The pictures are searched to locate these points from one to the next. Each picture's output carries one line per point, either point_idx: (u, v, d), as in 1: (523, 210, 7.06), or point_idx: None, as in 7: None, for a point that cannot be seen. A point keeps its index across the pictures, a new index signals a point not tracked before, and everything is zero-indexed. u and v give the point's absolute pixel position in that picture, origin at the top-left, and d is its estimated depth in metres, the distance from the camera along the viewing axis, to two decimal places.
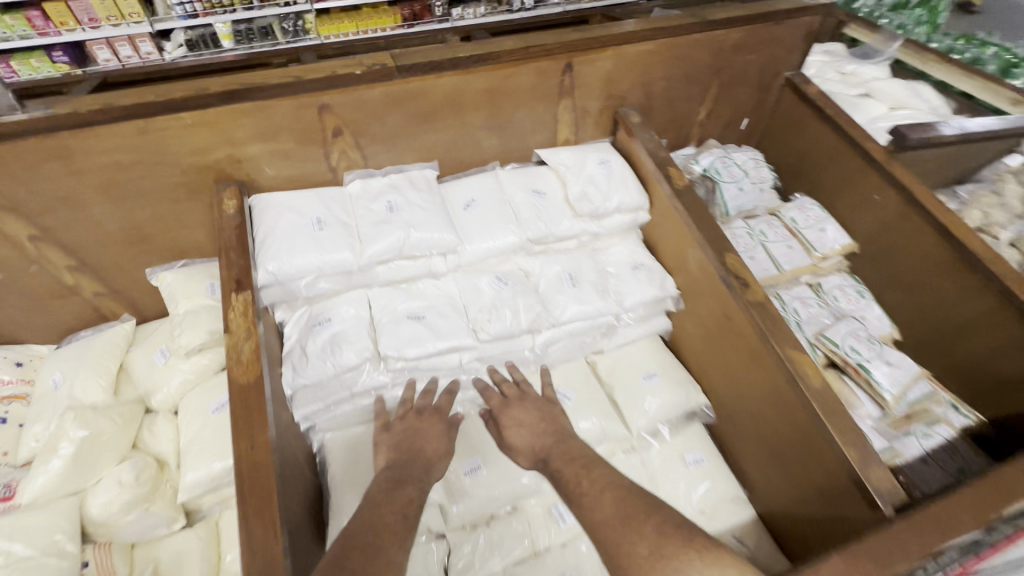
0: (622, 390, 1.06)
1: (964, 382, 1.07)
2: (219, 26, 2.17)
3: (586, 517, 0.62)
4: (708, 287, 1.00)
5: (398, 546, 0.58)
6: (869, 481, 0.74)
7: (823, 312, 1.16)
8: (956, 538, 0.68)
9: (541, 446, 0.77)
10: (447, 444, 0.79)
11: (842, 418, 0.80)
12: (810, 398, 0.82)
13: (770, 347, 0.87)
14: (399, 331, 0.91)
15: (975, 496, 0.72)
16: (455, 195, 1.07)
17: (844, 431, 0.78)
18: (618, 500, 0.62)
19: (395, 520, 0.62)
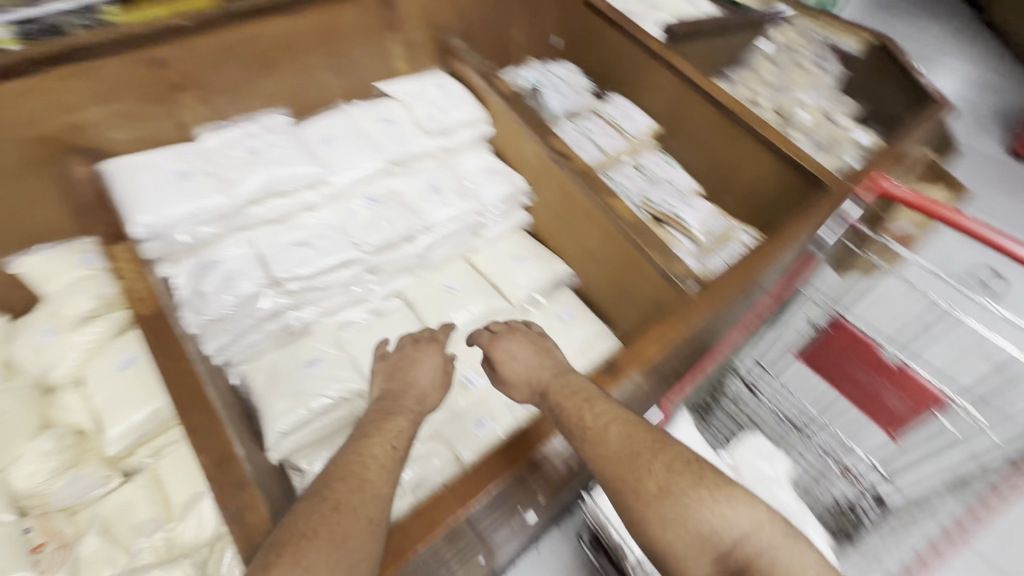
0: (500, 274, 1.26)
1: (745, 210, 1.41)
2: None
3: (593, 449, 0.77)
4: (543, 171, 1.23)
5: (383, 476, 0.72)
6: (673, 272, 1.03)
7: (643, 181, 1.44)
8: (727, 292, 1.00)
9: (537, 377, 0.90)
10: (442, 386, 0.91)
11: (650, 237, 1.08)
12: (625, 227, 1.08)
13: (596, 201, 1.12)
14: (288, 256, 1.03)
15: (738, 267, 1.06)
16: (312, 133, 1.17)
17: (652, 246, 1.06)
18: (625, 436, 0.77)
19: (383, 451, 0.75)
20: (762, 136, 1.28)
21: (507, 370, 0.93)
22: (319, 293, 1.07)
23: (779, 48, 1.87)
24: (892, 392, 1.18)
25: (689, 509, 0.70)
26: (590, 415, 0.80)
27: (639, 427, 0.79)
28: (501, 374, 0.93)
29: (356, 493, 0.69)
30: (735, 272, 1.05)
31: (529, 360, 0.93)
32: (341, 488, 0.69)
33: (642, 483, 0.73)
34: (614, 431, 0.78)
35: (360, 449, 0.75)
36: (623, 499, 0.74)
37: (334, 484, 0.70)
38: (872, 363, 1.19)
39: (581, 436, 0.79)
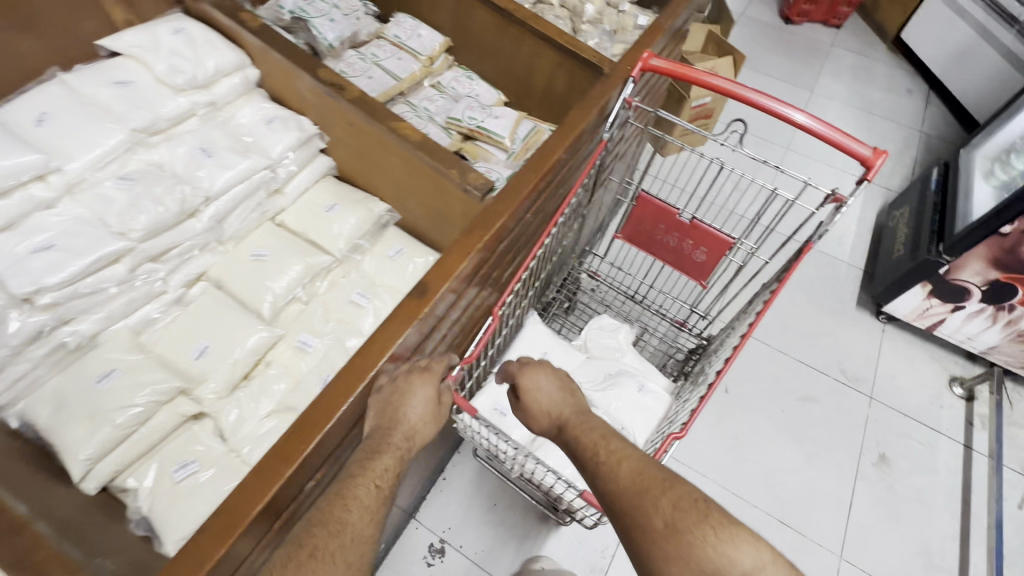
0: (314, 229, 1.20)
1: (548, 111, 1.48)
2: None
3: (603, 484, 0.78)
4: (325, 108, 1.14)
5: (364, 520, 0.73)
6: (467, 184, 1.04)
7: (447, 101, 1.43)
8: (518, 194, 1.06)
9: (559, 412, 0.96)
10: (432, 419, 0.91)
11: (441, 154, 1.07)
12: (416, 149, 1.06)
13: (381, 129, 1.08)
14: (29, 265, 0.87)
15: (530, 166, 1.12)
16: (19, 115, 0.97)
17: (444, 161, 1.06)
18: (635, 468, 0.78)
19: (368, 492, 0.75)
20: (540, 32, 1.32)
21: (533, 400, 0.99)
22: (90, 299, 0.94)
23: None
24: (694, 247, 1.34)
25: (693, 548, 0.68)
26: (604, 458, 0.82)
27: (652, 465, 0.79)
28: (525, 404, 1.00)
29: (349, 536, 0.71)
30: (530, 171, 1.10)
31: (549, 396, 0.99)
32: (317, 535, 0.69)
33: (649, 517, 0.71)
34: (627, 464, 0.79)
35: (347, 492, 0.75)
36: (634, 541, 0.71)
37: (315, 530, 0.70)
38: (674, 226, 1.33)
39: (594, 474, 0.81)
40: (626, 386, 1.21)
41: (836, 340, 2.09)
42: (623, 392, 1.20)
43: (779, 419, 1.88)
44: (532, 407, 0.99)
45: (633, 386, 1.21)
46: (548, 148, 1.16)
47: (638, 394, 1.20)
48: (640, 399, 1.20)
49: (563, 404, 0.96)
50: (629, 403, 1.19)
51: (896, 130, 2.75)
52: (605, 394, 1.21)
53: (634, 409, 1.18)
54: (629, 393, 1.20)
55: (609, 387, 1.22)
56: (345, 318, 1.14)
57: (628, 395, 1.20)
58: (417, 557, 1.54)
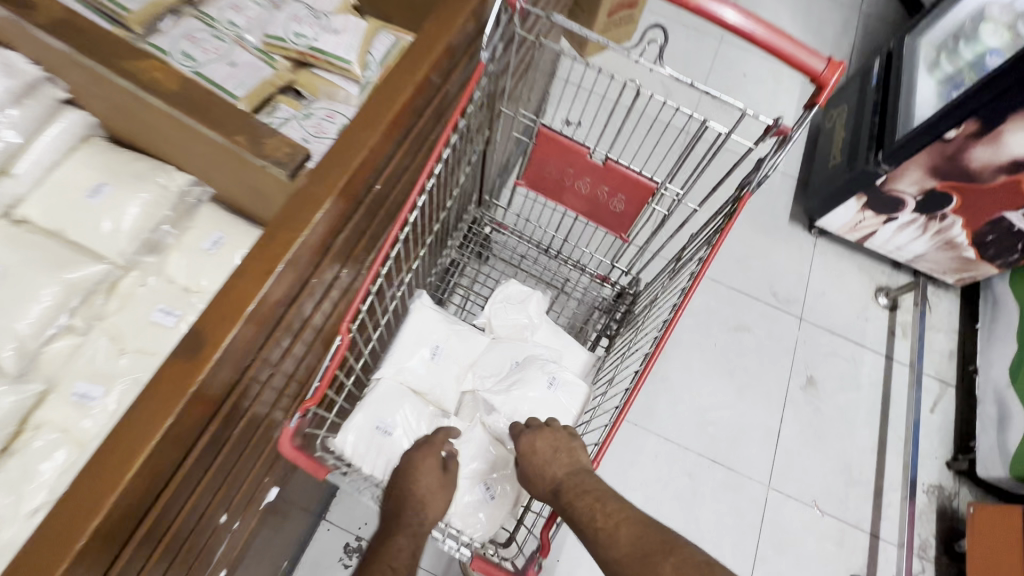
0: (76, 226, 0.84)
1: (412, 16, 1.10)
2: None
3: (606, 552, 0.75)
4: (32, 45, 0.75)
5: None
6: (263, 154, 0.69)
7: (265, 10, 1.02)
8: (350, 162, 0.72)
9: (550, 475, 0.86)
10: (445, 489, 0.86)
11: (217, 110, 0.72)
12: (175, 105, 0.71)
13: (117, 74, 0.72)
14: None
15: (366, 114, 0.76)
16: None
17: (218, 122, 0.71)
18: (635, 535, 0.75)
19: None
20: None
21: (540, 467, 0.87)
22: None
23: None
24: (609, 194, 1.08)
25: None
26: (603, 527, 0.77)
27: (649, 527, 0.77)
28: (530, 470, 0.87)
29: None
30: (365, 124, 0.76)
31: (551, 457, 0.88)
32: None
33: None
34: (627, 529, 0.76)
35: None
36: None
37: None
38: (585, 170, 1.06)
39: (592, 541, 0.77)
40: (532, 383, 1.01)
41: (769, 261, 1.97)
42: (528, 390, 1.01)
43: (712, 355, 1.79)
44: (536, 472, 0.87)
45: (541, 381, 1.02)
46: (393, 79, 0.80)
47: (546, 390, 1.01)
48: (549, 396, 1.01)
49: (564, 467, 0.86)
50: (538, 404, 1.00)
51: (836, 11, 2.46)
52: (511, 392, 1.01)
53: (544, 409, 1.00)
54: (535, 391, 1.01)
55: (516, 384, 1.02)
56: (148, 349, 0.83)
57: (536, 393, 1.01)
58: (333, 560, 1.39)
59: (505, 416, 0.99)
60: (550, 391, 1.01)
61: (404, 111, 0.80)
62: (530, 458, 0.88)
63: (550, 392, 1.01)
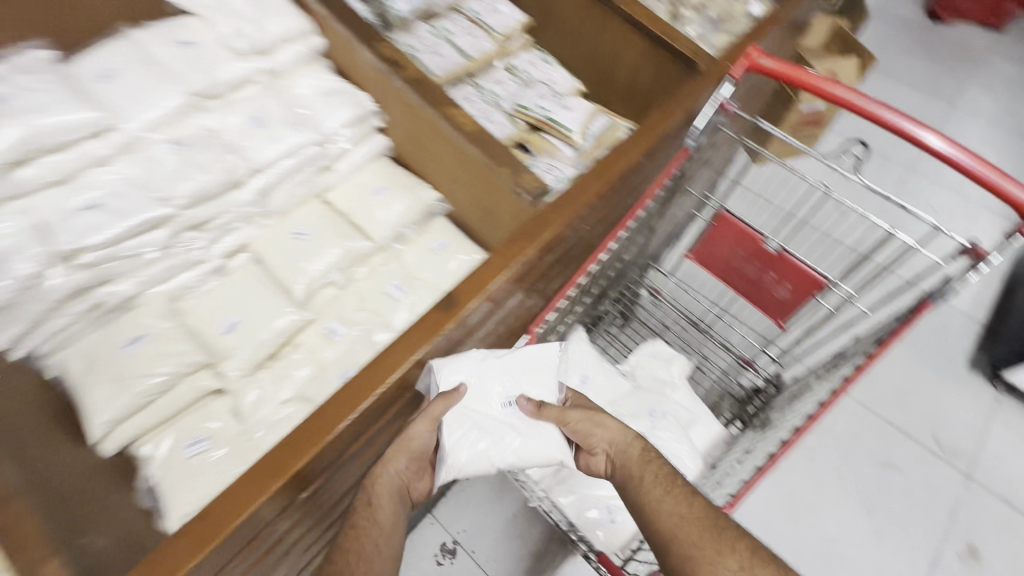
0: (360, 211, 1.14)
1: (630, 105, 1.30)
2: None
3: (670, 514, 0.76)
4: (382, 86, 1.08)
5: (359, 560, 0.72)
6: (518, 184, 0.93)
7: (517, 86, 1.31)
8: (576, 205, 0.92)
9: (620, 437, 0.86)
10: (411, 449, 0.82)
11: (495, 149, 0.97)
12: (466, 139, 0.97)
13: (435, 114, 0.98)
14: (75, 223, 0.87)
15: (595, 171, 0.97)
16: (85, 68, 0.95)
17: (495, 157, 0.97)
18: (698, 514, 0.75)
19: (352, 536, 0.75)
20: (629, 18, 1.16)
21: (595, 426, 0.86)
22: (130, 262, 0.92)
23: None
24: (777, 281, 1.15)
25: None
26: (670, 498, 0.77)
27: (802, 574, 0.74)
28: (584, 428, 0.87)
29: (362, 569, 0.71)
30: (594, 178, 0.96)
31: (617, 425, 0.87)
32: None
33: (724, 558, 0.71)
34: (697, 506, 0.76)
35: (347, 542, 0.74)
36: None
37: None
38: (757, 254, 1.15)
39: (652, 512, 0.76)
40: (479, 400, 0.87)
41: (935, 404, 1.78)
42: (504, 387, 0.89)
43: (849, 485, 1.63)
44: (584, 433, 0.87)
45: (492, 401, 0.88)
46: (618, 154, 1.00)
47: (500, 414, 0.88)
48: (508, 420, 0.87)
49: (630, 437, 0.85)
50: (500, 430, 0.86)
51: None
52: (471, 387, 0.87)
53: (511, 437, 0.86)
54: (492, 415, 0.87)
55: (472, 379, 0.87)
56: (378, 310, 1.08)
57: (479, 419, 0.86)
58: (427, 554, 1.48)
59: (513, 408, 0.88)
60: (509, 411, 0.88)
61: (621, 174, 0.99)
62: (586, 415, 0.87)
63: (508, 414, 0.88)
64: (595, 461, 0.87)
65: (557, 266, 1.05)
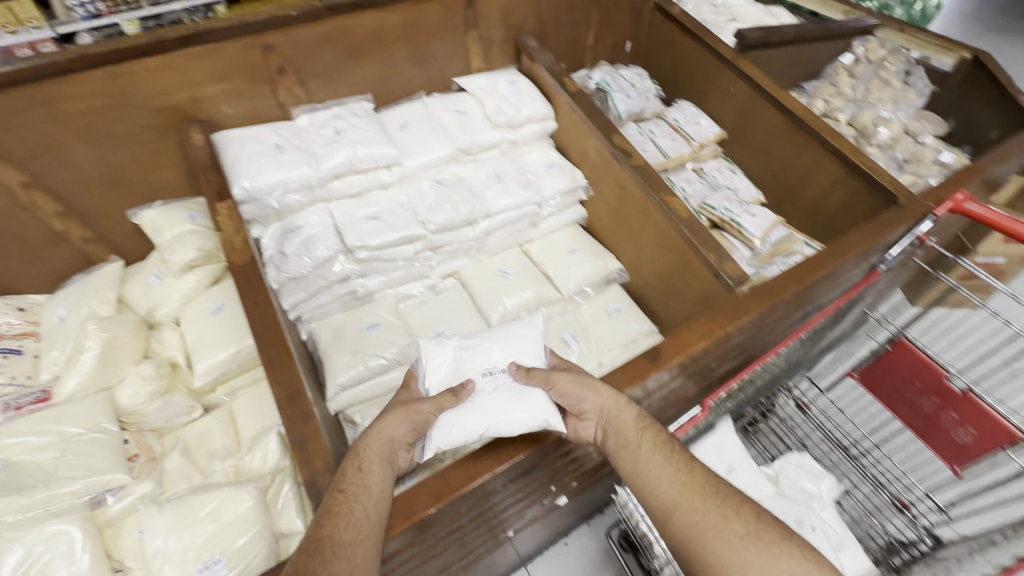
0: (552, 265, 1.30)
1: (812, 223, 1.39)
2: (125, 25, 1.93)
3: (664, 482, 0.75)
4: (604, 168, 1.25)
5: (346, 525, 0.66)
6: (723, 271, 1.01)
7: (704, 186, 1.46)
8: (778, 296, 0.97)
9: (609, 413, 0.83)
10: (407, 414, 0.80)
11: (704, 236, 1.07)
12: (679, 225, 1.09)
13: (652, 197, 1.13)
14: (361, 228, 1.11)
15: (795, 271, 1.03)
16: (390, 119, 1.26)
17: (705, 241, 1.06)
18: (699, 481, 0.76)
19: (339, 499, 0.69)
20: (833, 148, 1.25)
21: (587, 392, 0.84)
22: (383, 265, 1.15)
23: (859, 60, 1.81)
24: (957, 422, 1.11)
25: (779, 561, 0.66)
26: (669, 466, 0.77)
27: None
28: (575, 391, 0.84)
29: (348, 536, 0.65)
30: (791, 278, 1.01)
31: (609, 390, 0.84)
32: (300, 559, 0.63)
33: (730, 522, 0.70)
34: (697, 474, 0.77)
35: (335, 507, 0.68)
36: None
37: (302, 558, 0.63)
38: (936, 390, 1.13)
39: (651, 485, 0.76)
40: (464, 374, 0.88)
41: None
42: (487, 357, 0.90)
43: None
44: (575, 398, 0.84)
45: (476, 370, 0.88)
46: (817, 263, 1.04)
47: (483, 383, 0.87)
48: (494, 388, 0.85)
49: (622, 404, 0.82)
50: (487, 398, 0.84)
51: None
52: (462, 369, 0.89)
53: (497, 405, 0.83)
54: (479, 385, 0.86)
55: (459, 360, 0.90)
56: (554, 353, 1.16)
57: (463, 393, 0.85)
58: None
59: (495, 376, 0.88)
60: (492, 380, 0.87)
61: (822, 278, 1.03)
62: (581, 384, 0.84)
63: (494, 382, 0.86)
64: (583, 426, 0.84)
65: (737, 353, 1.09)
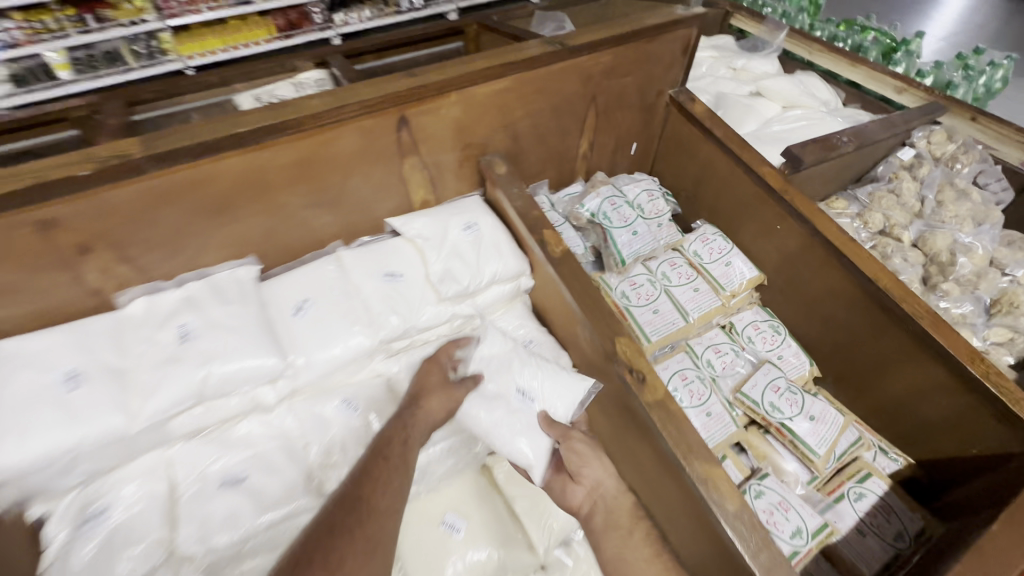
0: (524, 499, 0.90)
1: (888, 423, 1.00)
2: (50, 54, 1.53)
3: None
4: (602, 373, 0.84)
5: (383, 493, 0.68)
6: None
7: (739, 358, 1.05)
8: None
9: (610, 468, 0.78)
10: (448, 397, 0.81)
11: (764, 544, 0.65)
12: (725, 525, 0.66)
13: (674, 460, 0.70)
14: (208, 510, 0.68)
15: None
16: (280, 295, 0.83)
17: (765, 561, 0.64)
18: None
19: (383, 466, 0.70)
20: (940, 346, 0.84)
21: (592, 459, 0.77)
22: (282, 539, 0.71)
23: (923, 157, 1.41)
24: None
25: None
26: (658, 563, 0.70)
27: None
28: (585, 451, 0.79)
29: (378, 506, 0.66)
30: None
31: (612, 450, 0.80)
32: (338, 513, 0.64)
33: None
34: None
35: (372, 478, 0.68)
36: None
37: (336, 510, 0.64)
38: None
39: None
40: (503, 373, 0.83)
41: None
42: (529, 381, 0.83)
43: None
44: (580, 462, 0.78)
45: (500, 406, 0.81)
46: None
47: (513, 395, 0.82)
48: (513, 412, 0.80)
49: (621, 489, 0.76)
50: (502, 412, 0.80)
51: None
52: (508, 367, 0.84)
53: (507, 421, 0.80)
54: (505, 395, 0.82)
55: (513, 358, 0.85)
56: None
57: (489, 389, 0.82)
58: None
59: (522, 396, 0.82)
60: (522, 399, 0.81)
61: None
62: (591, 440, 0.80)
63: (518, 408, 0.81)
64: (573, 488, 0.78)
65: None
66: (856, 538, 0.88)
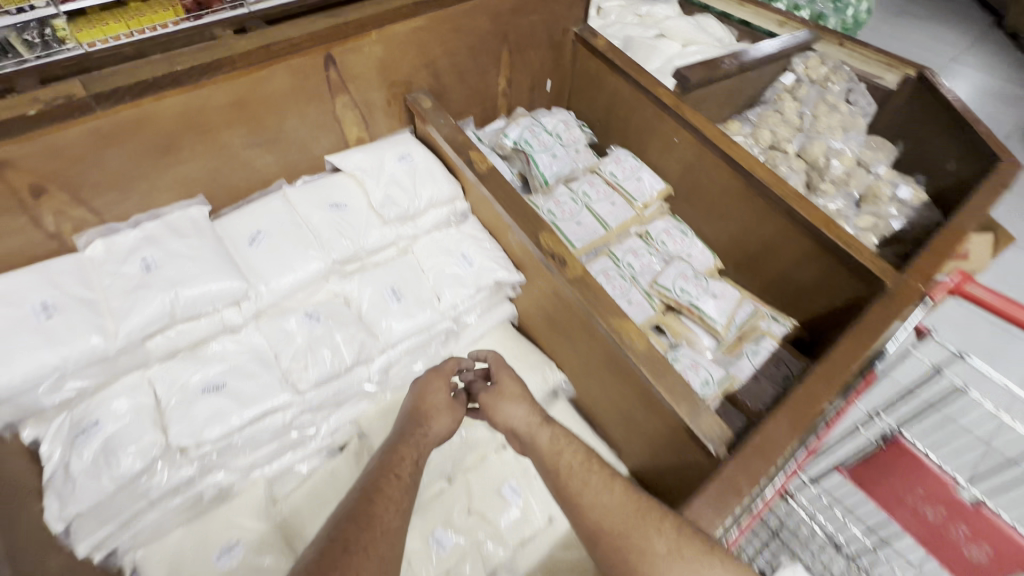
0: None
1: (778, 295, 1.19)
2: None
3: (588, 523, 0.66)
4: (532, 268, 0.96)
5: (394, 512, 0.62)
6: (699, 431, 0.77)
7: (654, 258, 1.22)
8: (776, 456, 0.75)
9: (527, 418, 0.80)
10: (453, 416, 0.83)
11: (669, 375, 0.82)
12: (639, 364, 0.82)
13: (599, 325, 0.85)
14: (193, 413, 0.77)
15: (789, 415, 0.79)
16: (233, 229, 0.91)
17: (672, 391, 0.80)
18: (621, 500, 0.67)
19: (393, 484, 0.66)
20: (802, 218, 1.03)
21: (508, 402, 0.82)
22: (263, 431, 0.81)
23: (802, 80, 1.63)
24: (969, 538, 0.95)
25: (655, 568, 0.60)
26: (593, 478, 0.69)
27: None
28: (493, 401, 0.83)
29: (394, 523, 0.61)
30: (789, 423, 0.78)
31: (517, 393, 0.83)
32: (352, 529, 0.58)
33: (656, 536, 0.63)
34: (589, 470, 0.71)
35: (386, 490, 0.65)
36: None
37: (345, 524, 0.59)
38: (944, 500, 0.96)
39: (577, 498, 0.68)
40: (456, 244, 1.02)
41: None
42: (476, 251, 1.01)
43: None
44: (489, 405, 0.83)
45: (445, 389, 0.85)
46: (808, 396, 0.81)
47: (457, 257, 1.01)
48: (453, 266, 1.00)
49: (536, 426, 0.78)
50: (443, 265, 1.00)
51: None
52: (463, 238, 1.03)
53: (442, 272, 0.99)
54: (452, 256, 1.01)
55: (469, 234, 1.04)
56: (487, 513, 0.93)
57: (433, 252, 1.02)
58: None
59: (463, 257, 1.01)
60: (462, 260, 1.01)
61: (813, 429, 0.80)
62: (494, 394, 0.84)
63: (458, 264, 1.00)
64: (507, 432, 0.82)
65: (677, 482, 0.87)
66: (753, 383, 1.06)
